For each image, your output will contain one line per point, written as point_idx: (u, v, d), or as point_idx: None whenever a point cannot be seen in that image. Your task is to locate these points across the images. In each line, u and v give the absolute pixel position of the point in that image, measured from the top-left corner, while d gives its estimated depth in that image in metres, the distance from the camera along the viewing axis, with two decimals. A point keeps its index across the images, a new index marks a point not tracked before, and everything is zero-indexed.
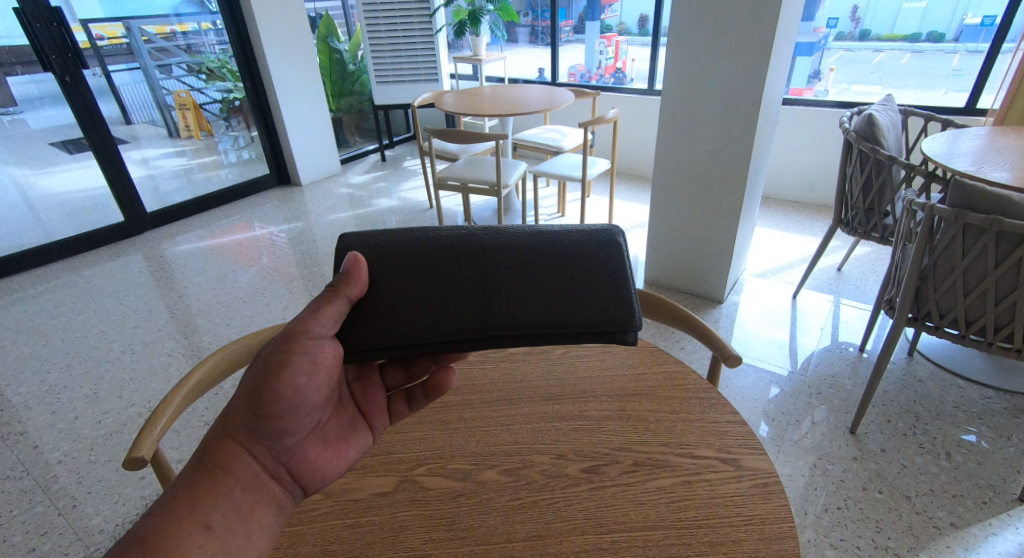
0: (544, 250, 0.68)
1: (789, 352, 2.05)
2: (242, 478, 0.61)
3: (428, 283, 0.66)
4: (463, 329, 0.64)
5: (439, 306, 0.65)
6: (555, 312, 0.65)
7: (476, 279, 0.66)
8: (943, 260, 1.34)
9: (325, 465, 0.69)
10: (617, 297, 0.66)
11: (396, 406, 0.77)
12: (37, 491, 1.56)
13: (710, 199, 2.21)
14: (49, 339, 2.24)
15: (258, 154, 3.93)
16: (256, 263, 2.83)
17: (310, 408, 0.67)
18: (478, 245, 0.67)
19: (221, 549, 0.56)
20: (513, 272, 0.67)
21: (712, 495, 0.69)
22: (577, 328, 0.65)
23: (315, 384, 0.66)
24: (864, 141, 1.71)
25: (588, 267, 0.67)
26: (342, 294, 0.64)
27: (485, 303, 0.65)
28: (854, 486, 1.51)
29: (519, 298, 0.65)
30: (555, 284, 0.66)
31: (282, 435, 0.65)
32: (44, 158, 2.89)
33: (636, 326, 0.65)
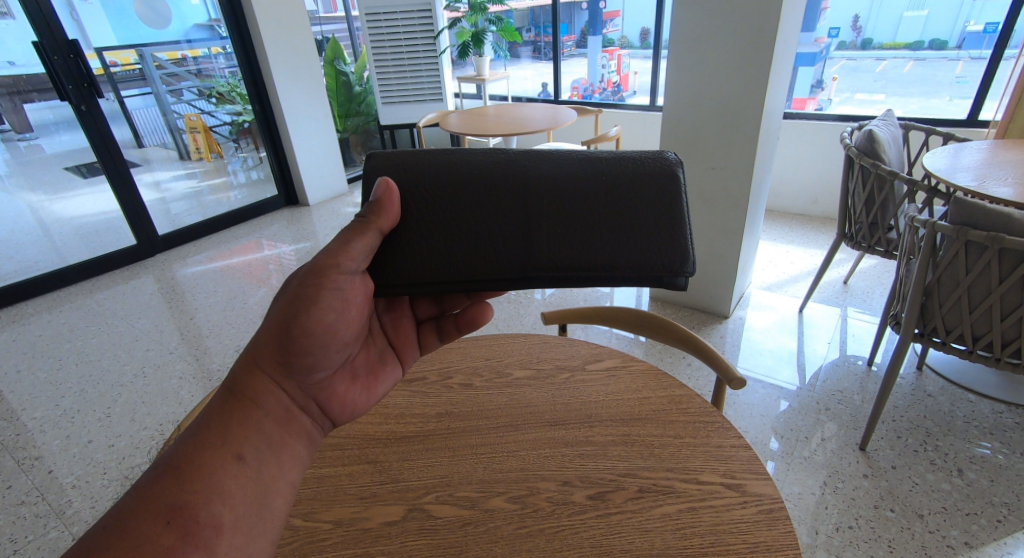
0: (585, 180, 0.71)
1: (797, 367, 2.04)
2: (273, 408, 0.70)
3: (484, 218, 0.71)
4: (501, 266, 0.70)
5: (479, 242, 0.71)
6: (598, 254, 0.70)
7: (528, 216, 0.70)
8: (947, 277, 1.34)
9: (354, 398, 0.79)
10: (663, 240, 0.70)
11: (428, 340, 0.90)
12: (52, 516, 1.58)
13: (713, 213, 2.22)
14: (64, 363, 2.27)
15: (266, 174, 3.99)
16: (266, 283, 2.88)
17: (339, 345, 0.76)
18: (534, 180, 0.71)
19: (253, 476, 0.65)
20: (552, 205, 0.70)
21: (717, 522, 0.70)
22: (618, 271, 0.70)
23: (344, 321, 0.74)
24: (864, 157, 1.72)
25: (623, 200, 0.70)
26: (375, 226, 0.70)
27: (522, 239, 0.70)
28: (865, 504, 1.50)
29: (556, 235, 0.70)
30: (593, 218, 0.70)
31: (311, 370, 0.74)
32: (59, 184, 2.97)
33: (687, 272, 0.70)
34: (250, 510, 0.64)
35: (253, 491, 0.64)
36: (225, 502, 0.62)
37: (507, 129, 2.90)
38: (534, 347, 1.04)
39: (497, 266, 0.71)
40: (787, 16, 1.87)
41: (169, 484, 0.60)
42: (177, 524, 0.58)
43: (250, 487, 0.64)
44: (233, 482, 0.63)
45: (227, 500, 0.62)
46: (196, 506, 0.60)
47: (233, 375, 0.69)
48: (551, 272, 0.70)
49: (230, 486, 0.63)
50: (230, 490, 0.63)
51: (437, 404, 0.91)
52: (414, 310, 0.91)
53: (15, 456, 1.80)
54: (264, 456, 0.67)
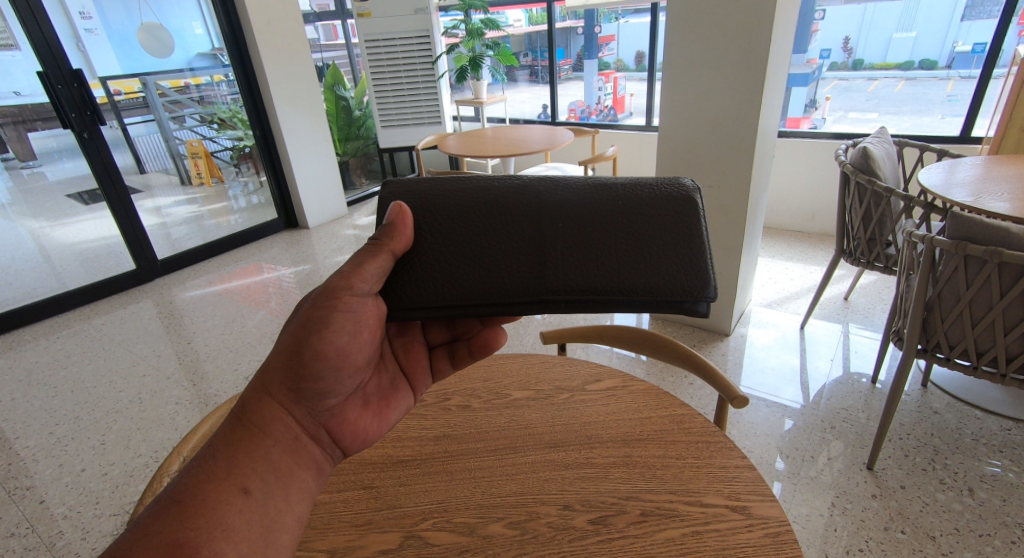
0: (601, 204, 0.71)
1: (801, 384, 2.02)
2: (282, 437, 0.69)
3: (497, 239, 0.71)
4: (517, 289, 0.69)
5: (492, 263, 0.70)
6: (615, 277, 0.69)
7: (540, 236, 0.70)
8: (947, 292, 1.34)
9: (366, 427, 0.78)
10: (683, 264, 0.69)
11: (441, 365, 0.90)
12: (41, 548, 1.54)
13: (711, 231, 2.23)
14: (59, 390, 2.25)
15: (266, 198, 4.02)
16: (265, 306, 2.87)
17: (349, 371, 0.75)
18: (547, 203, 0.71)
19: (259, 510, 0.63)
20: (569, 228, 0.70)
21: (722, 546, 0.68)
22: (637, 294, 0.69)
23: (354, 346, 0.74)
24: (860, 174, 1.72)
25: (639, 225, 0.70)
26: (387, 248, 0.70)
27: (540, 261, 0.70)
28: (876, 526, 1.46)
29: (572, 257, 0.70)
30: (608, 239, 0.70)
31: (322, 396, 0.73)
32: (60, 210, 2.98)
33: (707, 297, 0.68)
34: (255, 546, 0.62)
35: (259, 527, 0.63)
36: (228, 538, 0.60)
37: (505, 151, 2.93)
38: (534, 367, 1.03)
39: (511, 287, 0.70)
40: (779, 38, 1.90)
41: (171, 520, 0.58)
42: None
43: (256, 523, 0.62)
44: (237, 518, 0.61)
45: (232, 537, 0.60)
46: (198, 544, 0.58)
47: (243, 402, 0.68)
48: (566, 296, 0.69)
49: (235, 521, 0.61)
50: (235, 526, 0.61)
51: (436, 427, 0.90)
52: (426, 336, 0.90)
53: (6, 486, 1.77)
54: (272, 489, 0.65)
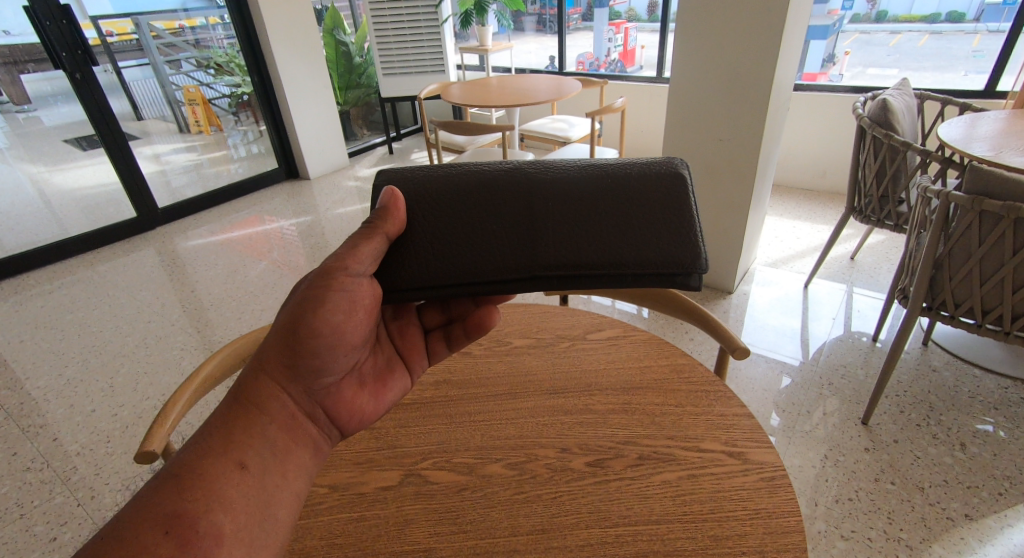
0: (593, 183, 0.70)
1: (800, 342, 2.03)
2: (279, 414, 0.67)
3: (488, 220, 0.70)
4: (509, 267, 0.69)
5: (483, 243, 0.70)
6: (606, 253, 0.68)
7: (531, 216, 0.70)
8: (959, 249, 1.31)
9: (362, 406, 0.76)
10: (674, 237, 0.68)
11: (436, 348, 0.87)
12: (57, 482, 1.59)
13: (720, 187, 2.18)
14: (66, 333, 2.28)
15: (267, 148, 3.95)
16: (266, 257, 2.86)
17: (346, 349, 0.73)
18: (536, 184, 0.71)
19: (257, 484, 0.61)
20: (559, 206, 0.70)
21: (718, 489, 0.69)
22: (628, 269, 0.68)
23: (351, 327, 0.72)
24: (877, 127, 1.66)
25: (630, 201, 0.69)
26: (381, 231, 0.69)
27: (531, 240, 0.69)
28: (867, 477, 1.49)
29: (564, 235, 0.69)
30: (599, 217, 0.69)
31: (318, 374, 0.72)
32: (58, 155, 2.94)
33: (698, 270, 0.68)
34: (254, 520, 0.60)
35: (257, 501, 0.61)
36: (227, 511, 0.58)
37: (510, 100, 2.84)
38: (535, 316, 1.02)
39: (502, 267, 0.69)
40: None
41: (169, 492, 0.57)
42: (176, 534, 0.54)
43: (253, 497, 0.61)
44: (237, 491, 0.60)
45: (230, 510, 0.58)
46: (197, 515, 0.56)
47: (240, 380, 0.67)
48: (557, 273, 0.68)
49: (233, 495, 0.59)
50: (233, 499, 0.59)
51: (436, 371, 0.90)
52: (420, 320, 0.88)
53: (20, 424, 1.81)
54: (270, 465, 0.64)
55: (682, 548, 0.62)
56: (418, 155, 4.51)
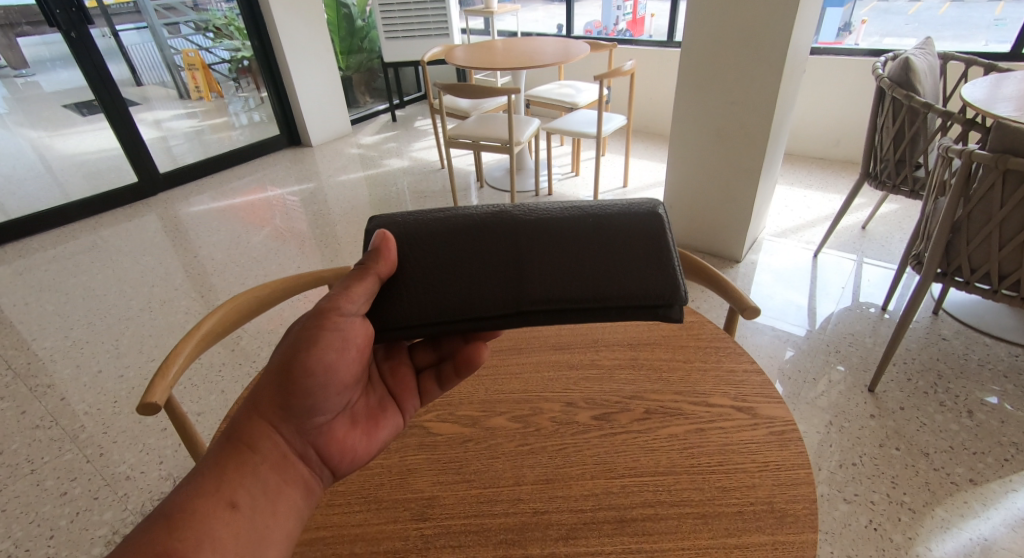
0: (573, 219, 0.64)
1: (808, 312, 2.01)
2: (269, 456, 0.57)
3: (466, 259, 0.62)
4: (492, 303, 0.61)
5: (460, 283, 0.61)
6: (587, 286, 0.61)
7: (511, 253, 0.62)
8: (979, 212, 1.27)
9: (355, 447, 0.63)
10: (654, 269, 0.62)
11: (427, 387, 0.71)
12: (66, 440, 1.61)
13: (732, 154, 2.13)
14: (71, 297, 2.28)
15: (268, 115, 3.88)
16: (268, 224, 2.84)
17: (338, 387, 0.62)
18: (515, 222, 0.63)
19: (243, 532, 0.51)
20: (541, 244, 0.63)
21: (727, 442, 0.67)
22: (613, 300, 0.61)
23: (344, 366, 0.62)
24: (898, 88, 1.60)
25: (612, 236, 0.63)
26: (373, 272, 0.61)
27: (514, 273, 0.61)
28: (871, 443, 1.49)
29: (547, 271, 0.61)
30: (580, 254, 0.62)
31: (309, 412, 0.60)
32: (58, 121, 2.90)
33: (681, 299, 0.61)
34: None
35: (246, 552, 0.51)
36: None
37: (516, 64, 2.76)
38: None
39: (480, 306, 0.61)
40: None
41: (158, 533, 0.48)
42: None
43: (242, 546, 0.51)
44: (223, 539, 0.50)
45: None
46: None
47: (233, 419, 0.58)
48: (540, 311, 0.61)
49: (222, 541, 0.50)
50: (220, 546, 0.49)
51: None
52: (412, 359, 0.73)
53: (28, 383, 1.83)
54: (260, 512, 0.53)
55: (689, 498, 0.61)
56: (421, 123, 4.44)
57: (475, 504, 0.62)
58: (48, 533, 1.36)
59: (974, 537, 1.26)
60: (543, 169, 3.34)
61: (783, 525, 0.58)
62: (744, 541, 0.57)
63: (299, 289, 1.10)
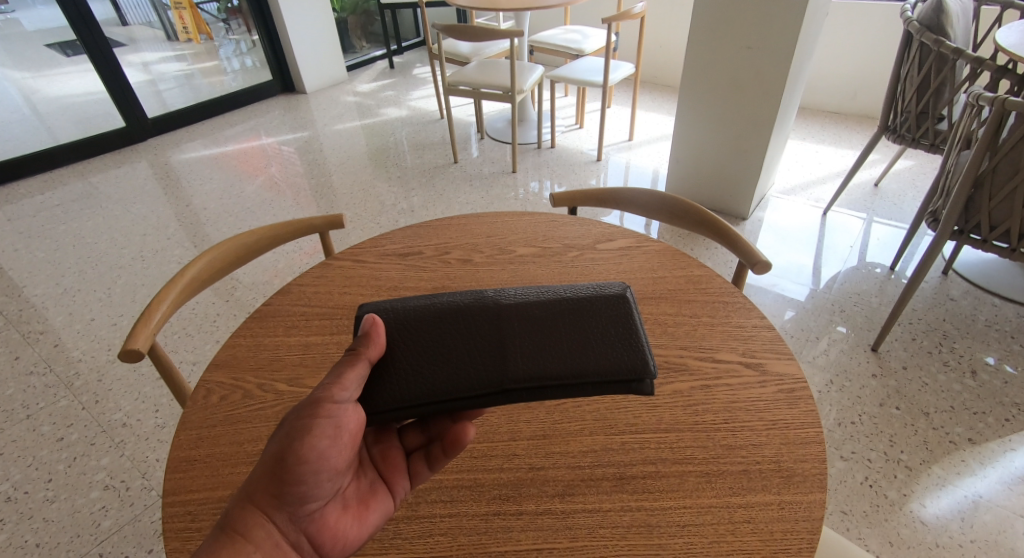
0: (543, 299, 0.59)
1: (813, 271, 1.96)
2: (260, 551, 0.47)
3: (442, 341, 0.55)
4: (466, 382, 0.52)
5: (434, 364, 0.54)
6: (568, 364, 0.53)
7: (491, 337, 0.55)
8: (1006, 165, 1.21)
9: (350, 539, 0.52)
10: (625, 347, 0.55)
11: (416, 467, 0.56)
12: (61, 386, 1.60)
13: (744, 105, 2.03)
14: (61, 244, 2.23)
15: (260, 60, 3.72)
16: (263, 173, 2.76)
17: (331, 471, 0.50)
18: (494, 307, 0.57)
19: None
20: (521, 327, 0.56)
21: (733, 399, 0.64)
22: (590, 377, 0.52)
23: (341, 450, 0.50)
24: (927, 33, 1.49)
25: (589, 314, 0.57)
26: (362, 359, 0.52)
27: (488, 350, 0.54)
28: (871, 402, 1.48)
29: (527, 354, 0.54)
30: (561, 336, 0.56)
31: (300, 498, 0.49)
32: (41, 61, 2.80)
33: (650, 373, 0.52)
34: None
35: None
36: None
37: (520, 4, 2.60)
38: (542, 226, 0.95)
39: (453, 388, 0.52)
40: None
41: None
42: None
43: None
44: None
45: None
46: None
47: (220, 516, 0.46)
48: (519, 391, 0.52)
49: None
50: None
51: (433, 279, 0.84)
52: (400, 441, 0.58)
53: (21, 330, 1.81)
54: None
55: (693, 455, 0.59)
56: (420, 70, 4.26)
57: (468, 459, 0.60)
58: (46, 476, 1.36)
59: (969, 494, 1.26)
60: (546, 120, 3.23)
61: (790, 484, 0.55)
62: (749, 500, 0.54)
63: (286, 239, 1.06)
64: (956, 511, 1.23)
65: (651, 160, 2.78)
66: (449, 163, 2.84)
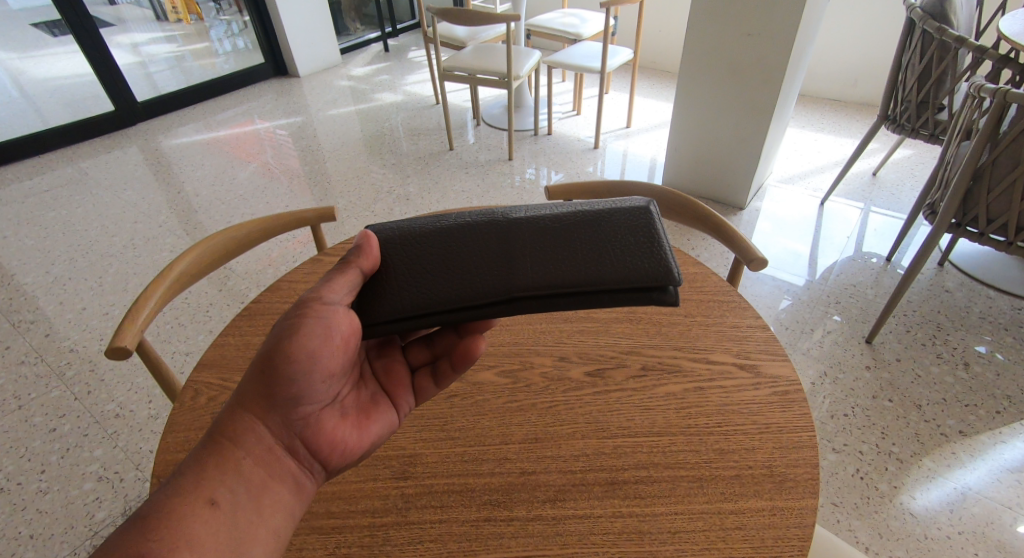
0: (555, 212, 0.59)
1: (809, 261, 1.95)
2: (252, 448, 0.52)
3: (452, 254, 0.57)
4: (474, 293, 0.55)
5: (444, 276, 0.56)
6: (582, 273, 0.55)
7: (502, 250, 0.57)
8: (1005, 158, 1.20)
9: (347, 442, 0.57)
10: (646, 255, 0.56)
11: (422, 383, 0.64)
12: (52, 377, 1.59)
13: (743, 92, 2.00)
14: (50, 231, 2.20)
15: (252, 42, 3.65)
16: (255, 159, 2.72)
17: (321, 375, 0.56)
18: (507, 222, 0.58)
19: (228, 529, 0.48)
20: (535, 239, 0.57)
21: (726, 402, 0.64)
22: (605, 284, 0.55)
23: (330, 355, 0.56)
24: (930, 20, 1.47)
25: (606, 225, 0.58)
26: (355, 267, 0.56)
27: (499, 262, 0.56)
28: (865, 394, 1.48)
29: (541, 263, 0.56)
30: (578, 246, 0.57)
31: (294, 401, 0.55)
32: (28, 41, 2.73)
33: (675, 280, 0.55)
34: None
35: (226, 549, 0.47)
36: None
37: None
38: None
39: (461, 299, 0.55)
40: None
41: (132, 533, 0.44)
42: None
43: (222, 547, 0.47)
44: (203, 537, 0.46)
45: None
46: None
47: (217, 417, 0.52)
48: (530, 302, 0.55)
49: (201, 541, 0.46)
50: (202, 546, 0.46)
51: None
52: (404, 357, 0.66)
53: (11, 319, 1.79)
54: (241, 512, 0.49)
55: (684, 460, 0.58)
56: (415, 53, 4.19)
57: (460, 463, 0.59)
58: (39, 467, 1.36)
59: (958, 486, 1.27)
60: (543, 107, 3.18)
61: (781, 490, 0.55)
62: (740, 506, 0.54)
63: (278, 232, 1.04)
64: (945, 504, 1.24)
65: (648, 148, 2.75)
66: (445, 150, 2.80)
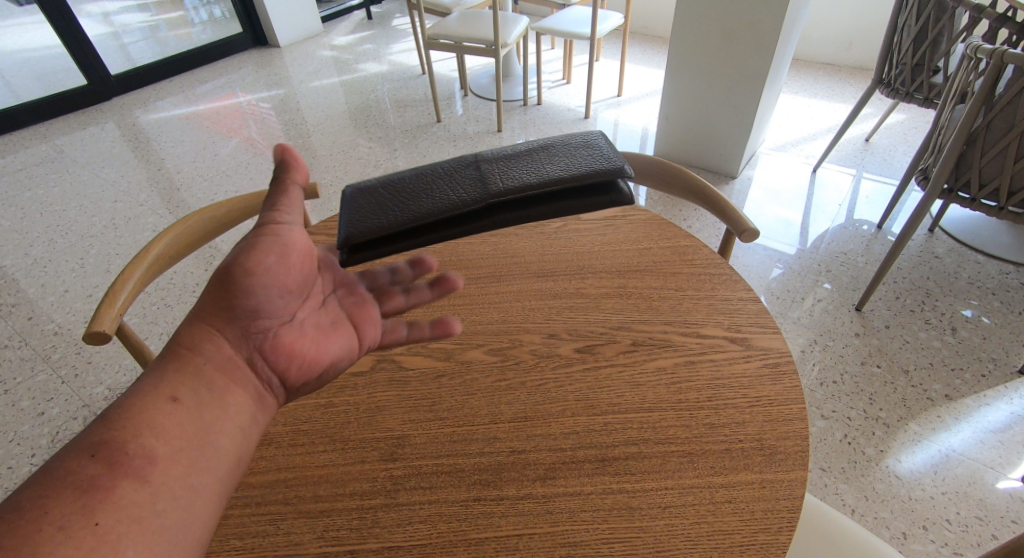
0: (517, 145, 0.68)
1: (801, 230, 1.95)
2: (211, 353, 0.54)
3: (432, 183, 0.64)
4: (459, 203, 0.62)
5: (429, 197, 0.63)
6: (547, 179, 0.63)
7: (476, 176, 0.64)
8: (1000, 122, 1.18)
9: (313, 345, 0.59)
10: (598, 159, 0.64)
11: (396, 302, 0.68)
12: (38, 360, 1.57)
13: (736, 57, 1.96)
14: (27, 211, 2.14)
15: (230, 10, 3.52)
16: (238, 134, 2.65)
17: (282, 281, 0.58)
18: (478, 157, 0.66)
19: (190, 421, 0.49)
20: (505, 163, 0.65)
21: (717, 376, 0.63)
22: (569, 181, 0.62)
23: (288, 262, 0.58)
24: None
25: (559, 146, 0.66)
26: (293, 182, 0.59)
27: (477, 181, 0.64)
28: (854, 361, 1.50)
29: (512, 178, 0.63)
30: (541, 162, 0.65)
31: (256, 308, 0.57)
32: None
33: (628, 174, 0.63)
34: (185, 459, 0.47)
35: (192, 434, 0.49)
36: (157, 437, 0.47)
37: None
38: None
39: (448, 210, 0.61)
40: None
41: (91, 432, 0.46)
42: (103, 459, 0.44)
43: (187, 432, 0.48)
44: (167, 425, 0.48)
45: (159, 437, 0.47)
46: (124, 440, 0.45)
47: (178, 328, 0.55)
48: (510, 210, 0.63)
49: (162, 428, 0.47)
50: (162, 432, 0.47)
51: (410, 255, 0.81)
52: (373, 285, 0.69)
53: None
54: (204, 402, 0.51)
55: (675, 437, 0.58)
56: (400, 21, 4.06)
57: (449, 444, 0.59)
58: (28, 451, 1.35)
59: (942, 448, 1.30)
60: (532, 76, 3.11)
61: (771, 463, 0.55)
62: (730, 480, 0.54)
63: (259, 210, 1.01)
64: (930, 466, 1.27)
65: (640, 117, 2.70)
66: (432, 122, 2.73)
